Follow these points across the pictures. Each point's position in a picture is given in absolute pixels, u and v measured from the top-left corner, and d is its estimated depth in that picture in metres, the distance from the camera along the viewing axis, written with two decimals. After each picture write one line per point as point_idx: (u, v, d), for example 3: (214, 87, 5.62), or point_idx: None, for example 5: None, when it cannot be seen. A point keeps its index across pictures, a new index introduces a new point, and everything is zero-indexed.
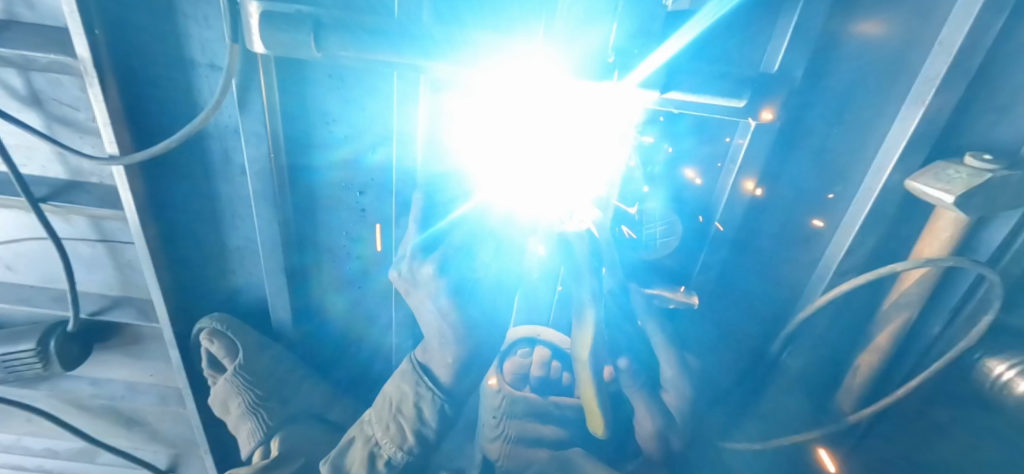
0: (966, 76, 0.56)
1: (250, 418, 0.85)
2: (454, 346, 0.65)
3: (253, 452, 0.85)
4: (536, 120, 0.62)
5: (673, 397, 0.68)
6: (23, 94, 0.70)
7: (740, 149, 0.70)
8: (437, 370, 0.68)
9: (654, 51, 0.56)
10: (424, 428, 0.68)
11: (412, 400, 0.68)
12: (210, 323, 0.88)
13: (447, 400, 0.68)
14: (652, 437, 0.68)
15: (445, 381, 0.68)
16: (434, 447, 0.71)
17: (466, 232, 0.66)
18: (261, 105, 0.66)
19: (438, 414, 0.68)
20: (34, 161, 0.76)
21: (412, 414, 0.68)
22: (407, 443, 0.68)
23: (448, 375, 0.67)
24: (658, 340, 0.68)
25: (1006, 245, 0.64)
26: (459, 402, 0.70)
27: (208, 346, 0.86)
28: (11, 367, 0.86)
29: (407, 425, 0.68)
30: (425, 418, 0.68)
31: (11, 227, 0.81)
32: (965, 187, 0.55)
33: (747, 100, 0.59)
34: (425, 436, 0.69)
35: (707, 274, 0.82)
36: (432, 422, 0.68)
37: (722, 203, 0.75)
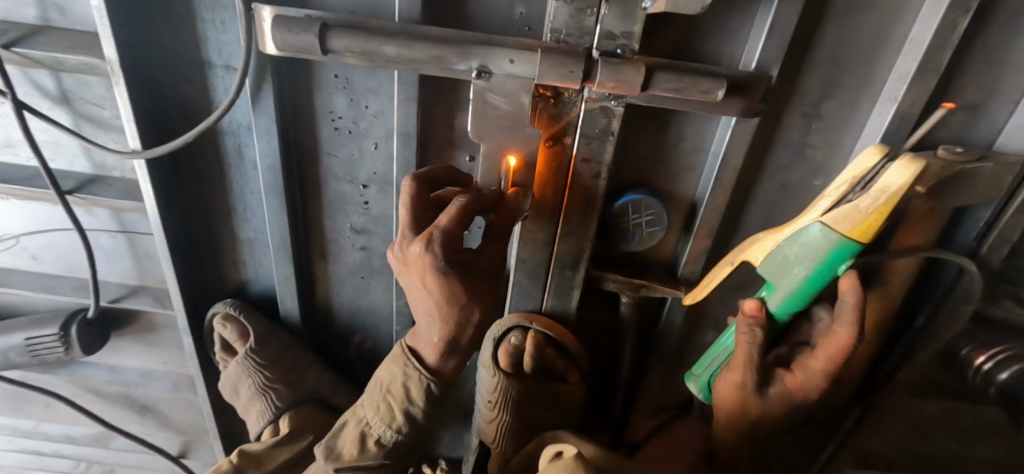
0: (935, 73, 0.64)
1: (260, 400, 0.91)
2: (438, 327, 0.67)
3: (262, 432, 0.91)
4: (527, 112, 0.65)
5: (795, 378, 0.70)
6: (53, 93, 0.76)
7: (723, 145, 0.73)
8: (425, 353, 0.71)
9: (702, 82, 0.62)
10: (411, 407, 0.73)
11: (401, 381, 0.73)
12: (223, 308, 0.93)
13: (432, 379, 0.72)
14: (733, 391, 0.73)
15: (431, 362, 0.72)
16: (426, 425, 0.77)
17: (456, 212, 0.59)
18: (273, 103, 0.71)
19: (426, 394, 0.73)
20: (62, 156, 0.81)
21: (401, 395, 0.73)
22: (396, 423, 0.74)
23: (433, 354, 0.70)
24: (843, 333, 0.64)
25: (984, 234, 0.78)
26: (447, 384, 0.75)
27: (221, 329, 0.92)
28: (35, 351, 0.90)
29: (396, 405, 0.73)
30: (412, 397, 0.73)
31: (38, 219, 0.86)
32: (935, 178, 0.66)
33: (724, 94, 0.63)
34: (412, 415, 0.74)
35: (694, 266, 0.85)
36: (419, 401, 0.73)
37: (707, 194, 0.78)
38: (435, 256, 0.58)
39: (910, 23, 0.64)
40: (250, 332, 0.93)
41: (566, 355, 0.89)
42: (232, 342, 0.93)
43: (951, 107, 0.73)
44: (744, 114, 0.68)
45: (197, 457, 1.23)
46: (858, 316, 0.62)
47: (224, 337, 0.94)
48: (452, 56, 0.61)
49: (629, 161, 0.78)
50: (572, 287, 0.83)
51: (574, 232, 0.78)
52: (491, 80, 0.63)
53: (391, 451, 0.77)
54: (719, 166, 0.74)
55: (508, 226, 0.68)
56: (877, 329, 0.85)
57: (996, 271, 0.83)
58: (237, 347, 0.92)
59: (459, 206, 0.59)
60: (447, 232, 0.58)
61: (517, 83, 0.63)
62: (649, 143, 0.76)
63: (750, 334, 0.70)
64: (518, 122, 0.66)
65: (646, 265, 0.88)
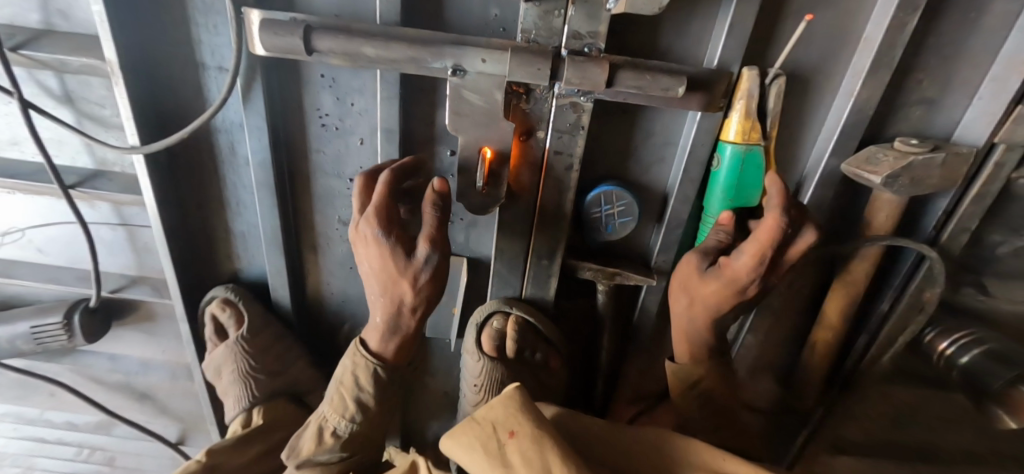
0: (888, 70, 0.69)
1: (240, 386, 0.96)
2: (381, 303, 0.73)
3: (234, 418, 0.96)
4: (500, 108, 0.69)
5: (727, 266, 0.74)
6: (56, 92, 0.80)
7: (690, 138, 0.77)
8: (371, 339, 0.79)
9: (662, 79, 0.66)
10: (362, 394, 0.78)
11: (351, 370, 0.79)
12: (224, 293, 0.97)
13: (379, 363, 0.78)
14: (683, 271, 0.81)
15: (378, 347, 0.78)
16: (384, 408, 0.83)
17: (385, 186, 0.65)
18: (263, 101, 0.75)
19: (374, 379, 0.78)
20: (64, 153, 0.85)
21: (351, 383, 0.78)
22: (348, 411, 0.79)
23: (377, 338, 0.78)
24: (771, 223, 0.67)
25: (943, 224, 0.82)
26: (396, 369, 0.81)
27: (219, 312, 0.96)
28: (40, 339, 0.95)
29: (347, 393, 0.78)
30: (362, 384, 0.78)
31: (44, 212, 0.91)
32: (890, 168, 0.71)
33: (684, 91, 0.67)
34: (364, 403, 0.79)
35: (666, 255, 0.88)
36: (368, 387, 0.78)
37: (677, 185, 0.82)
38: (370, 225, 0.64)
39: (862, 23, 0.68)
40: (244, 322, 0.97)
41: (546, 341, 0.94)
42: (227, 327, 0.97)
43: (909, 102, 0.77)
44: (705, 108, 0.72)
45: (195, 444, 1.27)
46: (784, 202, 0.66)
47: (218, 321, 0.98)
48: (428, 56, 0.65)
49: (602, 155, 0.81)
50: (550, 275, 0.87)
51: (549, 222, 0.81)
52: (465, 77, 0.67)
53: (353, 441, 0.81)
54: (687, 158, 0.78)
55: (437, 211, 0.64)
56: (844, 316, 0.89)
57: (956, 259, 0.87)
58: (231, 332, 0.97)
59: (385, 179, 0.65)
60: (375, 213, 0.64)
61: (490, 81, 0.67)
62: (620, 137, 0.80)
63: (716, 237, 0.77)
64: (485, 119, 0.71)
65: (621, 255, 0.92)
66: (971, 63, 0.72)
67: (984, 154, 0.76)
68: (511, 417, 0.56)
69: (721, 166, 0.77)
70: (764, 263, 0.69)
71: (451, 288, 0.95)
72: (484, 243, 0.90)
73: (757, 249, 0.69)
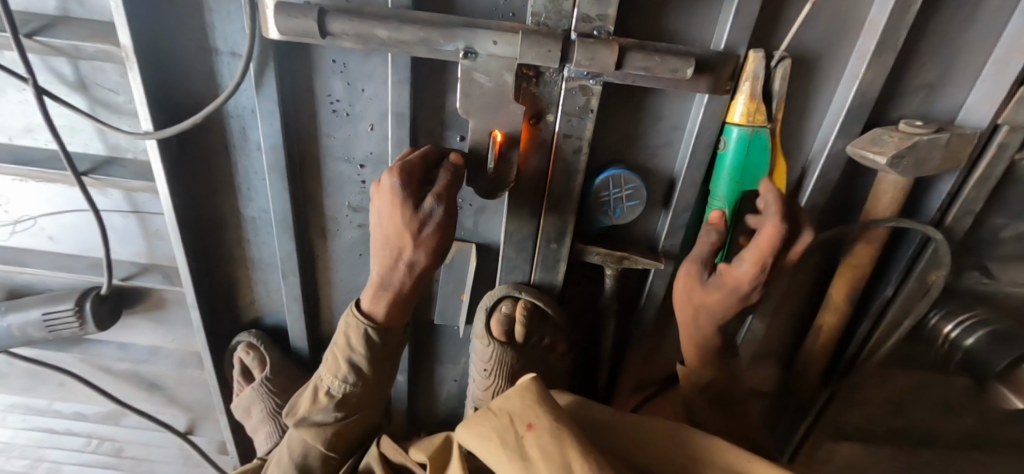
0: (892, 52, 0.70)
1: (268, 423, 1.05)
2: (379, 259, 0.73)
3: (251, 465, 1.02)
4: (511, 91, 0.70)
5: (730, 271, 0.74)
6: (70, 79, 0.81)
7: (698, 121, 0.78)
8: (364, 301, 0.81)
9: (670, 60, 0.67)
10: (353, 356, 0.81)
11: (345, 332, 0.82)
12: (248, 337, 1.07)
13: (370, 325, 0.80)
14: (684, 278, 0.80)
15: (370, 311, 0.80)
16: (381, 378, 0.88)
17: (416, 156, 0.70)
18: (276, 86, 0.76)
19: (365, 341, 0.81)
20: (78, 140, 0.86)
21: (344, 344, 0.82)
22: (342, 372, 0.82)
23: (369, 299, 0.79)
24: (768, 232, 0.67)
25: (947, 206, 0.83)
26: (387, 334, 0.83)
27: (244, 355, 1.05)
28: (52, 327, 0.95)
29: (340, 354, 0.82)
30: (353, 345, 0.81)
31: (57, 200, 0.91)
32: (894, 149, 0.71)
33: (692, 72, 0.68)
34: (355, 365, 0.82)
35: (673, 239, 0.89)
36: (359, 348, 0.81)
37: (684, 168, 0.83)
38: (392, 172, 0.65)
39: (867, 5, 0.69)
40: (267, 361, 1.06)
41: (554, 327, 0.95)
42: (251, 367, 1.06)
43: (914, 84, 0.77)
44: (712, 91, 0.73)
45: (203, 434, 1.28)
46: (782, 209, 0.66)
47: (244, 361, 1.07)
48: (440, 38, 0.66)
49: (610, 139, 0.82)
50: (558, 259, 0.88)
51: (558, 206, 0.82)
52: (476, 59, 0.67)
53: (347, 404, 0.86)
54: (695, 140, 0.79)
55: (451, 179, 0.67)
56: (850, 300, 0.90)
57: (960, 242, 0.88)
58: (256, 373, 1.05)
59: (426, 149, 0.71)
60: (391, 177, 0.65)
61: (501, 63, 0.68)
62: (628, 120, 0.80)
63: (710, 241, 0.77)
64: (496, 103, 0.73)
65: (628, 240, 0.93)
66: (975, 44, 0.73)
67: (987, 135, 0.77)
68: (533, 415, 0.56)
69: (727, 148, 0.78)
70: (765, 271, 0.69)
71: (460, 274, 0.95)
72: (493, 228, 0.91)
73: (757, 257, 0.69)
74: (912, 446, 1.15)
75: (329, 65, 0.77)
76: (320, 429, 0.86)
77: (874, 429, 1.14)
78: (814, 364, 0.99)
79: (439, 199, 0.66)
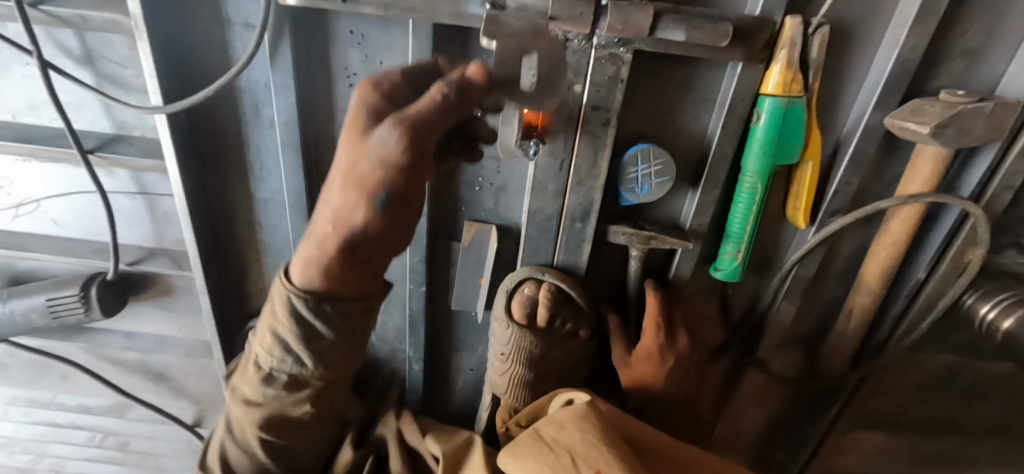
0: (936, 16, 0.66)
1: None
2: (331, 203, 0.61)
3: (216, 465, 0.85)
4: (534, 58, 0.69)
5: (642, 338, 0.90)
6: (76, 52, 0.78)
7: (730, 92, 0.74)
8: (297, 267, 0.69)
9: (707, 22, 0.64)
10: (278, 328, 0.72)
11: (273, 302, 0.73)
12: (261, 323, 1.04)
13: (294, 293, 0.69)
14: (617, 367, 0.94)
15: (301, 278, 0.69)
16: (319, 373, 0.77)
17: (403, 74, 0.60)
18: (291, 58, 0.73)
19: (289, 312, 0.70)
20: (84, 117, 0.83)
21: (271, 314, 0.74)
22: (270, 347, 0.75)
23: (300, 264, 0.68)
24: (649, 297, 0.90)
25: (986, 182, 0.80)
26: (316, 309, 0.69)
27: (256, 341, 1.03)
28: (56, 313, 0.92)
29: (267, 326, 0.74)
30: (279, 316, 0.71)
31: (61, 181, 0.88)
32: (937, 117, 0.68)
33: (730, 39, 0.64)
34: (280, 339, 0.73)
35: (701, 219, 0.86)
36: (283, 320, 0.70)
37: (715, 143, 0.79)
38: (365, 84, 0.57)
39: None
40: None
41: (578, 311, 0.92)
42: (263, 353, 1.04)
43: (953, 53, 0.75)
44: (748, 59, 0.69)
45: (211, 427, 1.25)
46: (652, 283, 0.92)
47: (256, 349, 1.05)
48: None
49: (638, 113, 0.79)
50: (582, 240, 0.85)
51: (583, 183, 0.79)
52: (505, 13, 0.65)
53: (280, 387, 0.78)
54: (728, 110, 0.76)
55: (443, 95, 0.51)
56: (884, 281, 0.87)
57: (996, 221, 0.85)
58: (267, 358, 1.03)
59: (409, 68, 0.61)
60: (359, 97, 0.56)
61: (531, 26, 0.66)
62: (656, 93, 0.77)
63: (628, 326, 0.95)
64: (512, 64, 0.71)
65: (653, 220, 0.90)
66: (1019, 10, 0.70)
67: None
68: (600, 460, 0.54)
69: (761, 121, 0.74)
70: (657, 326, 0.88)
71: (479, 256, 0.93)
72: (514, 208, 0.88)
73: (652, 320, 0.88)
74: (934, 433, 1.13)
75: (347, 35, 0.73)
76: (254, 408, 0.80)
77: (901, 418, 1.11)
78: (842, 347, 0.96)
79: (398, 122, 0.51)
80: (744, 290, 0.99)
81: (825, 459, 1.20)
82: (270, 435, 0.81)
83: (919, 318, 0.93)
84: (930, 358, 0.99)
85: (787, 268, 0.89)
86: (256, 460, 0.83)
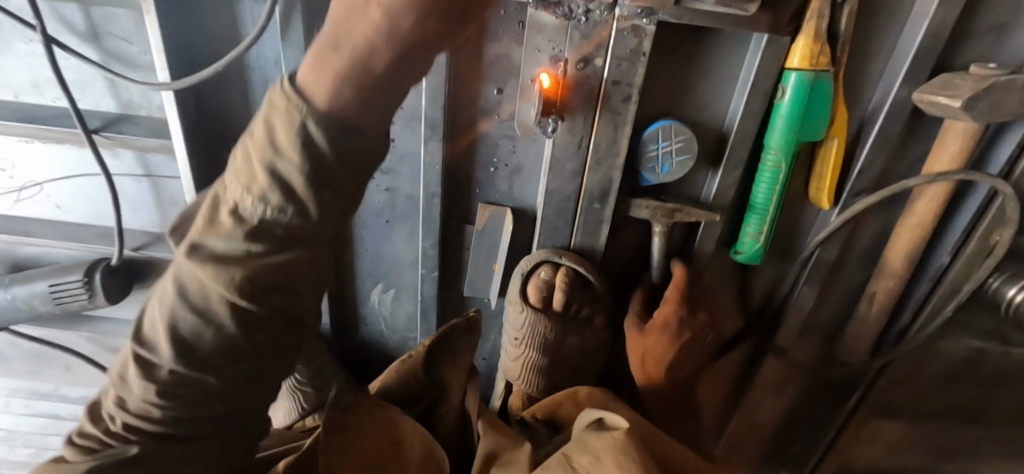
0: None
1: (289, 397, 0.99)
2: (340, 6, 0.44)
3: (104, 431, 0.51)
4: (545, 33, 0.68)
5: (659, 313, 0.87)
6: (81, 28, 0.76)
7: (753, 68, 0.72)
8: (309, 71, 0.45)
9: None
10: (278, 162, 0.45)
11: (269, 125, 0.47)
12: None
13: (310, 115, 0.44)
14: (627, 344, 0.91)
15: (313, 91, 0.45)
16: (337, 217, 0.51)
17: None
18: (303, 31, 0.71)
19: (300, 138, 0.44)
20: (88, 96, 0.81)
21: (264, 142, 0.46)
22: (259, 187, 0.46)
23: (314, 68, 0.45)
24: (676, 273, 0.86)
25: (1015, 160, 0.78)
26: (345, 137, 0.46)
27: None
28: (58, 299, 0.89)
29: (256, 157, 0.47)
30: (281, 145, 0.46)
31: (63, 164, 0.86)
32: (970, 91, 0.66)
33: (756, 9, 0.62)
34: (280, 180, 0.46)
35: (722, 200, 0.84)
36: (287, 150, 0.45)
37: (737, 121, 0.77)
38: None
39: None
40: None
41: (594, 296, 0.90)
42: None
43: (982, 27, 0.72)
44: (773, 31, 0.67)
45: None
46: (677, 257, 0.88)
47: None
48: None
49: (659, 89, 0.77)
50: (600, 221, 0.83)
51: (602, 161, 0.77)
52: None
53: (271, 242, 0.48)
54: (752, 85, 0.73)
55: None
56: (909, 264, 0.85)
57: None
58: None
59: None
60: None
61: None
62: (678, 69, 0.75)
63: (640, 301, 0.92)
64: (531, 22, 0.68)
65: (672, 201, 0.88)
66: None
67: None
68: None
69: (785, 98, 0.71)
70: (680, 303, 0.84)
71: (493, 240, 0.91)
72: (529, 191, 0.86)
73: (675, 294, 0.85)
74: (955, 422, 1.11)
75: None
76: (223, 266, 0.46)
77: (922, 406, 1.09)
78: (864, 333, 0.94)
79: None
80: (764, 274, 0.97)
81: (845, 451, 1.17)
82: (255, 311, 0.49)
83: (945, 302, 0.90)
84: (955, 345, 0.97)
85: (808, 251, 0.87)
86: (221, 336, 0.47)
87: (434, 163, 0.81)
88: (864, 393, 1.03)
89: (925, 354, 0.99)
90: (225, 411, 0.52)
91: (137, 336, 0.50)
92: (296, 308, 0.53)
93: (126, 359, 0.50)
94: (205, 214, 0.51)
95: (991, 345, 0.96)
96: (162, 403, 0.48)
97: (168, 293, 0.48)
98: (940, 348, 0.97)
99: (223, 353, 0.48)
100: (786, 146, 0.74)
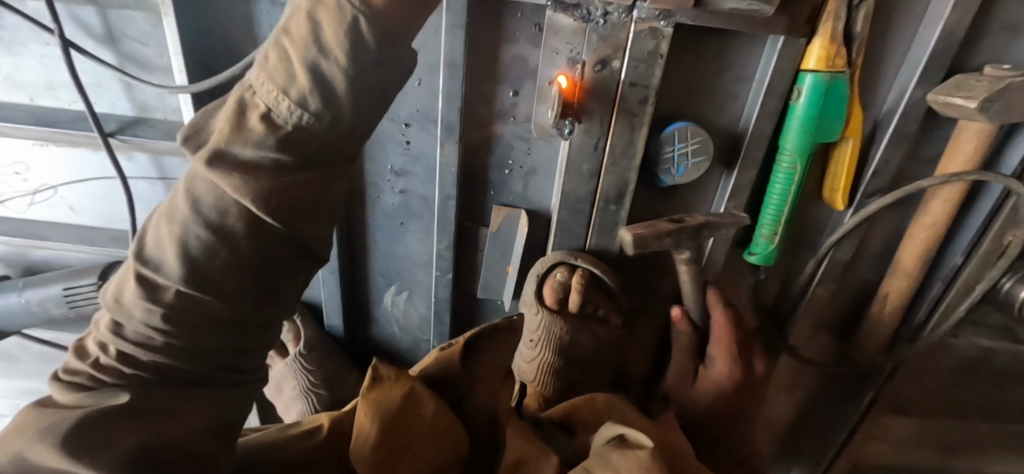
0: None
1: (302, 401, 0.98)
2: None
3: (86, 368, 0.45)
4: (563, 35, 0.68)
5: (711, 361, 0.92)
6: (98, 31, 0.76)
7: (769, 70, 0.72)
8: None
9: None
10: (322, 62, 0.47)
11: (310, 19, 0.47)
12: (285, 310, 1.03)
13: (363, 12, 0.46)
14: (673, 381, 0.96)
15: None
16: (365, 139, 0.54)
17: None
18: None
19: (350, 34, 0.46)
20: (104, 99, 0.81)
21: (305, 38, 0.47)
22: (297, 88, 0.47)
23: None
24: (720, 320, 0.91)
25: None
26: (390, 37, 0.48)
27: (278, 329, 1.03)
28: (72, 302, 0.89)
29: (296, 56, 0.47)
30: (327, 45, 0.47)
31: (78, 167, 0.86)
32: (986, 92, 0.66)
33: (776, 8, 0.62)
34: (324, 78, 0.47)
35: (737, 201, 0.84)
36: (335, 50, 0.47)
37: (752, 123, 0.78)
38: None
39: None
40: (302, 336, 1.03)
41: (609, 296, 0.90)
42: (285, 342, 1.04)
43: (995, 28, 0.73)
44: (789, 33, 0.68)
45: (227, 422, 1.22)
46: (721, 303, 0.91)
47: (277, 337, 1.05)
48: None
49: (674, 90, 0.77)
50: (615, 223, 0.84)
51: (618, 163, 0.78)
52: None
53: (297, 154, 0.49)
54: (767, 87, 0.73)
55: None
56: (922, 264, 0.85)
57: None
58: (291, 347, 1.03)
59: None
60: None
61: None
62: (693, 70, 0.76)
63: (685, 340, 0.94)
64: (548, 24, 0.68)
65: (686, 202, 0.88)
66: None
67: None
68: None
69: (801, 98, 0.72)
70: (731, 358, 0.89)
71: (507, 242, 0.91)
72: (543, 192, 0.87)
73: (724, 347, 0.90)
74: (967, 419, 1.11)
75: None
76: (252, 174, 0.47)
77: (933, 404, 1.09)
78: (876, 332, 0.95)
79: None
80: (776, 275, 0.98)
81: (857, 450, 1.17)
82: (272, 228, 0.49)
83: (958, 302, 0.91)
84: (967, 344, 0.97)
85: (822, 252, 0.87)
86: (234, 256, 0.47)
87: (450, 165, 0.81)
88: (877, 393, 1.03)
89: (936, 353, 0.99)
90: (222, 344, 0.49)
91: (139, 256, 0.48)
92: (305, 234, 0.53)
93: (124, 283, 0.47)
94: (226, 117, 0.49)
95: (1002, 343, 0.97)
96: (165, 327, 0.45)
97: (180, 209, 0.47)
98: (951, 347, 0.98)
99: (237, 271, 0.47)
100: (800, 146, 0.75)
